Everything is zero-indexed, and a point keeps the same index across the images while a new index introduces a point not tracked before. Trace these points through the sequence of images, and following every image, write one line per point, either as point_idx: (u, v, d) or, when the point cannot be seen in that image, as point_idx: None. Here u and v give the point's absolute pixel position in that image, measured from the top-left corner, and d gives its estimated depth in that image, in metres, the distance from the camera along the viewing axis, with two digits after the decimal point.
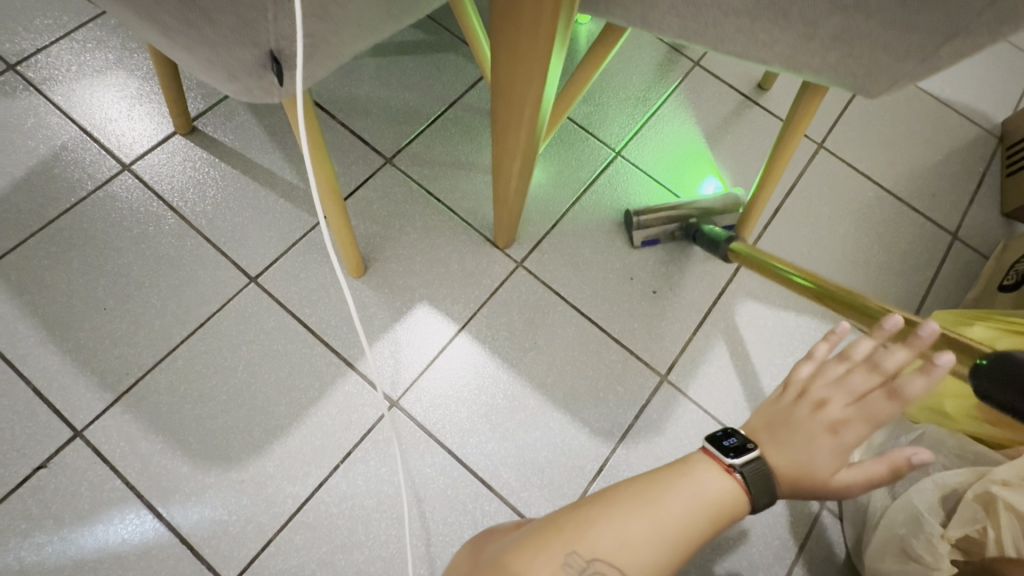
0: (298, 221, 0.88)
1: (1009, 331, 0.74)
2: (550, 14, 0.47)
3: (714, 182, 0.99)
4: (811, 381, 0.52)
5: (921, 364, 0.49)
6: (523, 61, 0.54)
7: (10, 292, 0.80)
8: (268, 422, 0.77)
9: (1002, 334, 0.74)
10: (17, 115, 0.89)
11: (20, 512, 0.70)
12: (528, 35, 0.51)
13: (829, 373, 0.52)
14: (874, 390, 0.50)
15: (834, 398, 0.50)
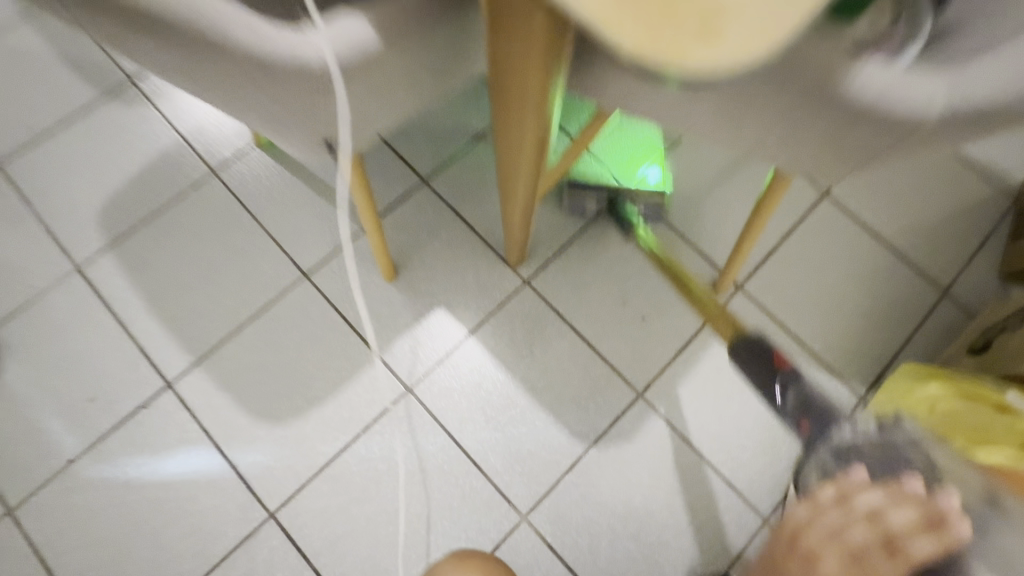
0: (346, 228, 1.05)
1: (963, 396, 0.80)
2: (537, 71, 0.56)
3: (656, 171, 1.03)
4: (802, 527, 0.46)
5: (926, 520, 0.40)
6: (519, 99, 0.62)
7: (123, 267, 1.02)
8: (309, 392, 0.96)
9: (956, 398, 0.80)
10: (134, 121, 1.10)
11: (123, 438, 0.93)
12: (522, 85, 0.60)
13: (824, 524, 0.44)
14: (871, 548, 0.40)
15: (825, 554, 0.42)
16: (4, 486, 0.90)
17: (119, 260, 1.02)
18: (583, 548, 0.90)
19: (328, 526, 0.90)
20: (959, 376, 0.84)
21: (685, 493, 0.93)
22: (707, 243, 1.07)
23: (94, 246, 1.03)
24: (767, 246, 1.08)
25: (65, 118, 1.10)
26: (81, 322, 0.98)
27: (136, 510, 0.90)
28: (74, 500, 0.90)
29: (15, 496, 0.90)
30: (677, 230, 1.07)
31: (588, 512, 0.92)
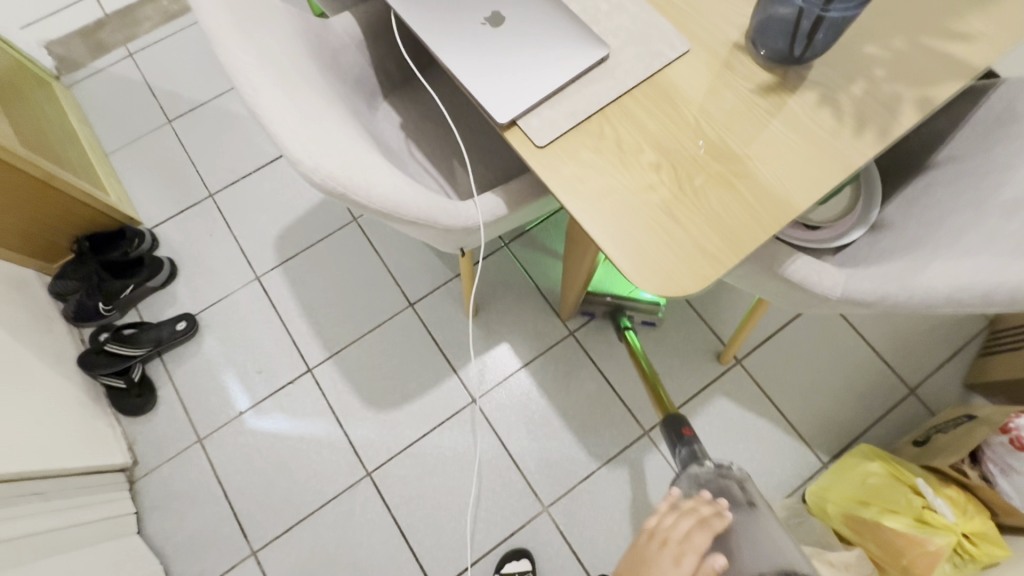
0: (444, 273, 1.42)
1: (892, 475, 1.04)
2: None
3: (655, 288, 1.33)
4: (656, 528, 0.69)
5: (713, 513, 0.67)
6: (584, 238, 0.95)
7: (287, 281, 1.43)
8: (403, 391, 1.33)
9: (886, 475, 1.04)
10: (305, 175, 1.53)
11: (276, 402, 1.33)
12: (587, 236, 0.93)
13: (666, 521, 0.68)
14: (692, 526, 0.65)
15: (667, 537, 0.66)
16: (197, 422, 1.32)
17: (284, 275, 1.44)
18: (586, 539, 1.22)
19: (405, 489, 1.26)
20: (896, 459, 1.08)
21: None
22: (717, 323, 1.36)
23: (269, 263, 1.45)
24: (766, 332, 1.36)
25: (257, 166, 1.54)
26: (255, 315, 1.40)
27: (280, 453, 1.29)
28: (240, 440, 1.31)
29: (203, 430, 1.32)
30: (694, 309, 1.37)
31: (593, 513, 1.23)
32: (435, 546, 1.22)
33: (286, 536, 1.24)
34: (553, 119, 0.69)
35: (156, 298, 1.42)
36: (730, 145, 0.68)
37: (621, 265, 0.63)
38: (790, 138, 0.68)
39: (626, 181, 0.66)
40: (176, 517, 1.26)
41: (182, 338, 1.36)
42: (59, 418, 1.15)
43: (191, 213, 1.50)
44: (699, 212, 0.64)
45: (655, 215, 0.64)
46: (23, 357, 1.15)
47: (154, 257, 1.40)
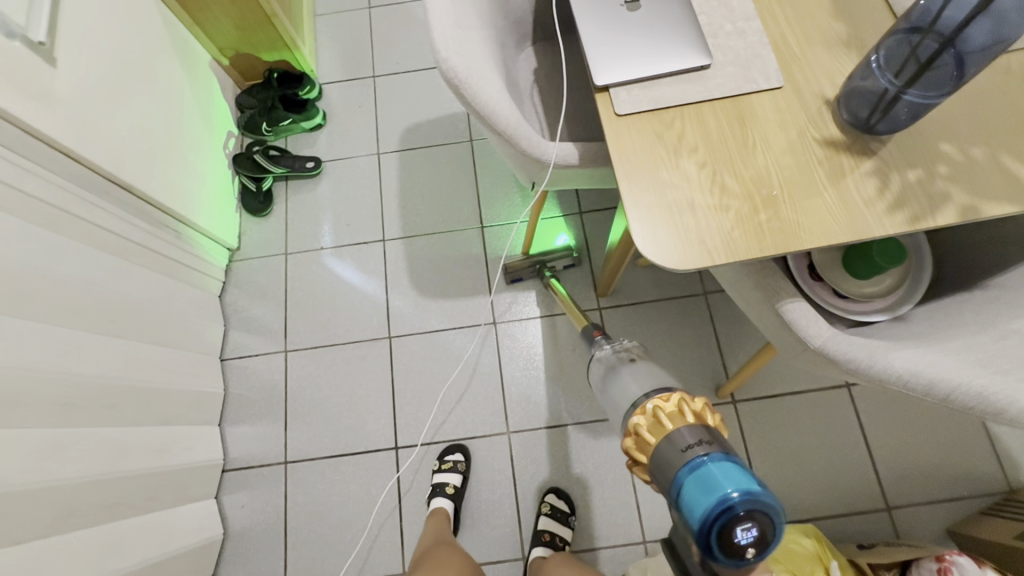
0: (519, 213, 1.61)
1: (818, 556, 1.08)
2: None
3: (562, 237, 1.56)
4: None
5: None
6: None
7: (399, 165, 1.69)
8: (443, 288, 1.55)
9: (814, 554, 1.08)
10: (450, 89, 1.77)
11: (350, 252, 1.61)
12: None
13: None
14: None
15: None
16: (289, 239, 1.63)
17: (398, 160, 1.70)
18: (529, 471, 1.38)
19: (410, 362, 1.49)
20: (828, 546, 1.12)
21: (607, 486, 1.36)
22: (730, 361, 1.44)
23: (392, 146, 1.71)
24: (772, 390, 1.40)
25: (418, 69, 1.81)
26: (364, 181, 1.68)
27: (335, 290, 1.58)
28: (312, 266, 1.61)
29: (291, 247, 1.63)
30: (716, 339, 1.46)
31: (545, 455, 1.39)
32: (412, 415, 1.44)
33: (312, 351, 1.52)
34: (637, 98, 0.82)
35: (301, 137, 1.74)
36: (781, 193, 0.77)
37: (641, 242, 0.75)
38: (833, 202, 0.76)
39: (680, 192, 0.77)
40: (246, 299, 1.59)
41: (307, 173, 1.67)
42: (206, 188, 1.50)
43: (353, 84, 1.80)
44: (730, 240, 0.75)
45: (694, 233, 0.75)
46: (201, 136, 1.50)
47: (313, 105, 1.71)
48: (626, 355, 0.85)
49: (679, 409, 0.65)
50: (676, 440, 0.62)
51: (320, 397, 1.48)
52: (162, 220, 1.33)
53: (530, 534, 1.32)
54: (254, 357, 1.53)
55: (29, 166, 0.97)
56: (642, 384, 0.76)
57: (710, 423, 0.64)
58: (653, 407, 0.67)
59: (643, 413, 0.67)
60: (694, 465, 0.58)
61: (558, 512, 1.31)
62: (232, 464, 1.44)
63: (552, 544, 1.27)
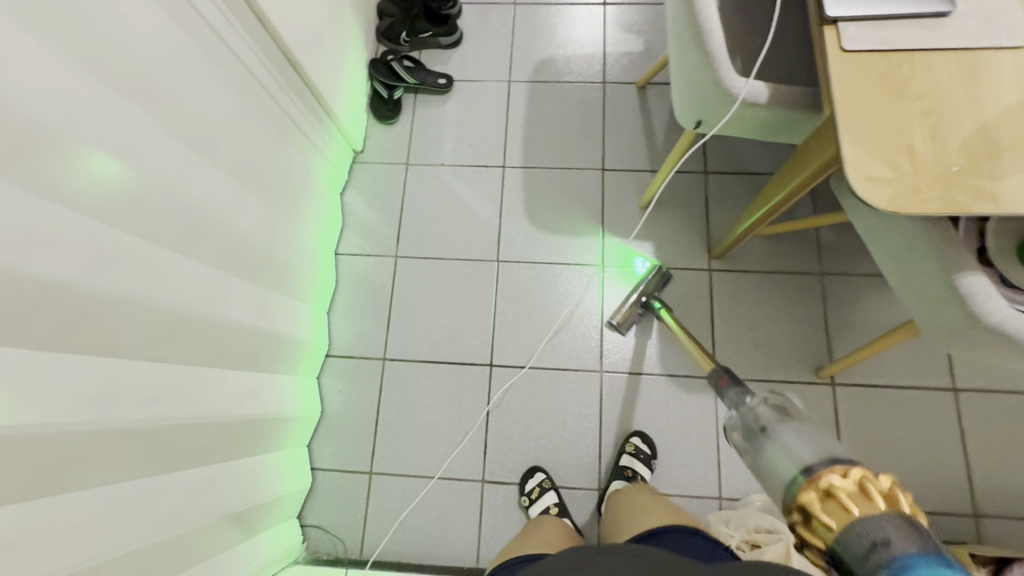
0: (642, 163, 1.59)
1: None
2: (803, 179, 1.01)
3: (643, 261, 1.52)
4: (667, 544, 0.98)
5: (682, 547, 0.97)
6: (788, 175, 1.07)
7: (528, 95, 1.68)
8: (557, 223, 1.56)
9: None
10: (589, 28, 1.74)
11: (468, 172, 1.63)
12: (793, 174, 1.04)
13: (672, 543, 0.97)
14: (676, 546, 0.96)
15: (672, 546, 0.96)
16: (411, 151, 1.66)
17: (528, 91, 1.69)
18: (615, 411, 1.42)
19: (515, 287, 1.52)
20: None
21: (690, 440, 1.39)
22: (836, 345, 1.42)
23: (523, 76, 1.70)
24: (876, 381, 1.38)
25: (560, 2, 1.78)
26: (492, 106, 1.68)
27: (449, 206, 1.60)
28: (431, 180, 1.63)
29: (412, 159, 1.65)
30: (824, 322, 1.44)
31: (634, 399, 1.42)
32: (509, 338, 1.48)
33: (421, 261, 1.57)
34: (866, 36, 0.79)
35: (435, 53, 1.75)
36: (984, 158, 0.74)
37: (850, 182, 0.75)
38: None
39: (898, 137, 0.76)
40: (364, 201, 1.64)
41: (438, 90, 1.68)
42: (349, 84, 1.53)
43: (492, 8, 1.79)
44: (918, 196, 0.74)
45: (877, 182, 0.75)
46: (350, 33, 1.53)
47: (454, 23, 1.71)
48: (774, 408, 0.85)
49: (860, 488, 0.59)
50: (870, 527, 0.55)
51: (423, 305, 1.53)
52: (314, 106, 1.37)
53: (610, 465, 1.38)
54: (365, 257, 1.59)
55: (234, 23, 1.02)
56: (803, 440, 0.74)
57: (905, 510, 0.57)
58: (827, 484, 0.62)
59: (816, 492, 0.63)
60: (895, 564, 0.51)
61: (640, 454, 1.35)
62: (334, 351, 1.52)
63: (628, 477, 1.31)
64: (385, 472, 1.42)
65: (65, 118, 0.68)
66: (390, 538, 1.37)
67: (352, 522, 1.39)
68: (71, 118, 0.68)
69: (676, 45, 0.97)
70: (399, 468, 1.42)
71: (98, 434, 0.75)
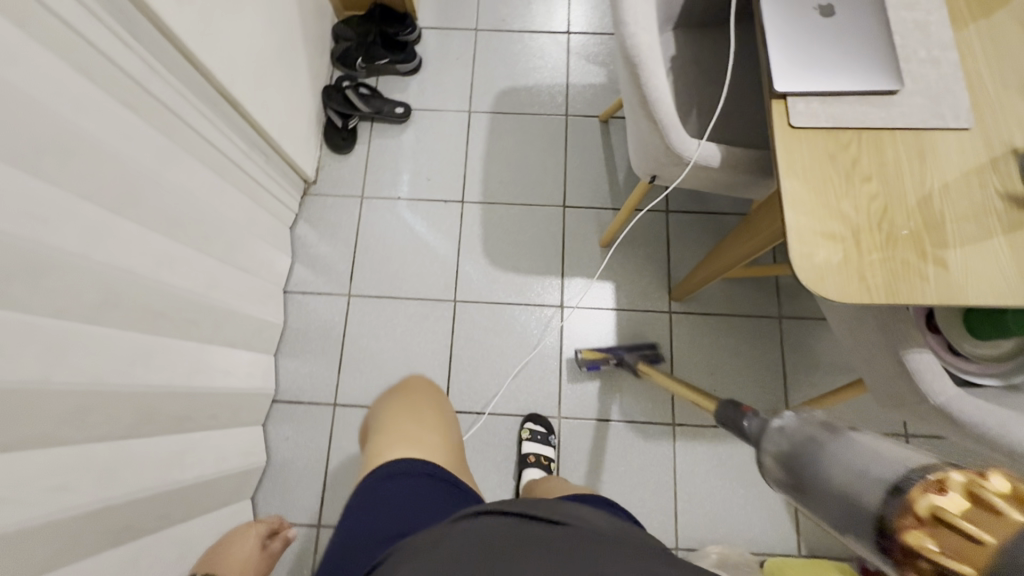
0: (604, 201, 1.56)
1: None
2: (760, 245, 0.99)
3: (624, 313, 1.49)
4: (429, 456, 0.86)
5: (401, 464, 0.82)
6: (744, 238, 1.05)
7: (489, 128, 1.63)
8: (516, 263, 1.52)
9: None
10: (552, 57, 1.70)
11: (425, 206, 1.57)
12: (751, 238, 1.02)
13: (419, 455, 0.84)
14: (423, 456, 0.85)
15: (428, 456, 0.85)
16: (366, 183, 1.59)
17: (489, 122, 1.64)
18: (573, 459, 1.38)
19: (472, 329, 1.48)
20: None
21: (648, 488, 1.36)
22: (794, 392, 1.41)
23: (484, 106, 1.65)
24: None
25: (522, 30, 1.73)
26: (450, 137, 1.63)
27: (405, 243, 1.54)
28: (387, 214, 1.57)
29: (367, 191, 1.59)
30: (783, 367, 1.43)
31: (592, 446, 1.39)
32: (466, 383, 1.44)
33: (375, 300, 1.50)
34: (815, 113, 0.77)
35: (394, 80, 1.68)
36: (926, 239, 0.73)
37: (795, 267, 0.72)
38: (982, 267, 0.72)
39: (843, 219, 0.74)
40: (316, 235, 1.56)
41: (395, 119, 1.62)
42: (296, 115, 1.46)
43: (453, 34, 1.73)
44: (854, 275, 0.72)
45: (814, 258, 0.72)
46: (298, 60, 1.46)
47: (413, 49, 1.65)
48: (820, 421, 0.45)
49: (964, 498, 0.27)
50: None
51: (377, 347, 1.47)
52: (257, 142, 1.31)
53: (518, 461, 1.37)
54: (316, 295, 1.52)
55: (156, 65, 0.96)
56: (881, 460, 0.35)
57: None
58: (928, 506, 0.28)
59: (920, 526, 0.28)
60: None
61: (538, 435, 1.36)
62: (281, 396, 1.45)
63: (541, 464, 1.31)
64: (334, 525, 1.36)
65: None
66: None
67: None
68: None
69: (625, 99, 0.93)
70: None
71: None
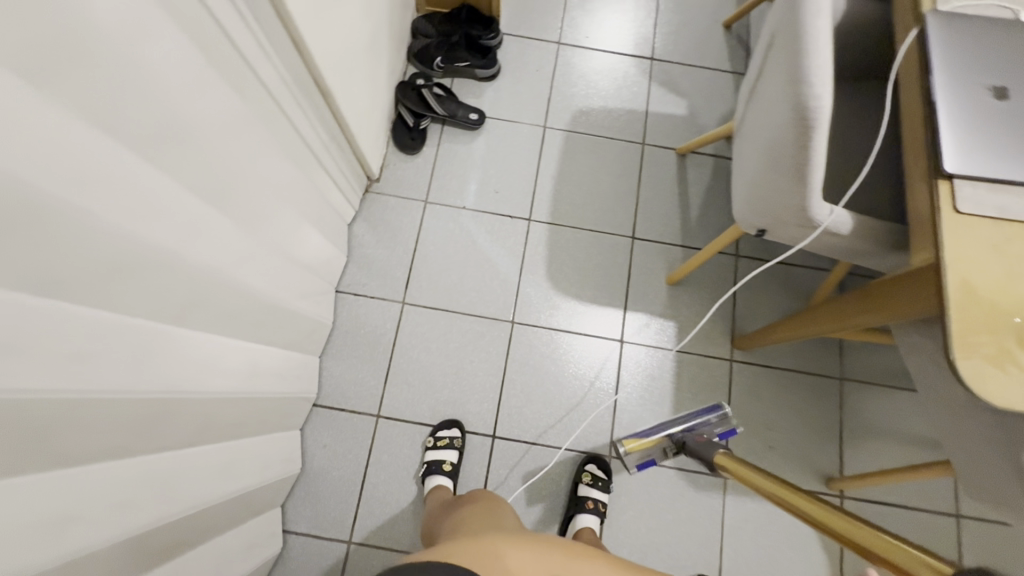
0: (673, 237, 1.52)
1: None
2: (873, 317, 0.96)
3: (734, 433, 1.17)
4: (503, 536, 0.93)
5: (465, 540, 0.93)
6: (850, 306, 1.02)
7: (563, 146, 1.58)
8: (578, 290, 1.47)
9: None
10: (633, 82, 1.65)
11: (490, 220, 1.51)
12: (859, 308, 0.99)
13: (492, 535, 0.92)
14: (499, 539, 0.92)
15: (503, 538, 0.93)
16: (431, 187, 1.53)
17: (563, 141, 1.59)
18: (619, 502, 1.34)
19: (527, 354, 1.42)
20: None
21: (694, 540, 1.32)
22: (849, 457, 1.38)
23: (560, 123, 1.60)
24: (883, 498, 1.36)
25: (605, 49, 1.68)
26: (522, 151, 1.57)
27: (466, 255, 1.48)
28: (450, 222, 1.51)
29: (431, 197, 1.52)
30: (839, 431, 1.40)
31: (640, 490, 1.35)
32: (516, 409, 1.39)
33: (430, 311, 1.45)
34: (981, 199, 0.73)
35: (469, 84, 1.62)
36: None
37: (952, 359, 0.68)
38: None
39: (1004, 315, 0.70)
40: (373, 236, 1.50)
41: (468, 125, 1.56)
42: (372, 111, 1.39)
43: (534, 44, 1.67)
44: (967, 351, 0.68)
45: (948, 339, 0.69)
46: (381, 53, 1.39)
47: (493, 55, 1.59)
48: None
49: None
50: None
51: (427, 360, 1.41)
52: (333, 135, 1.24)
53: (569, 502, 1.31)
54: (369, 299, 1.45)
55: (264, 48, 0.89)
56: None
57: None
58: None
59: None
60: None
61: (598, 481, 1.31)
62: (323, 401, 1.38)
63: (598, 511, 1.27)
64: (367, 543, 1.31)
65: (60, 194, 0.53)
66: None
67: None
68: (69, 193, 0.54)
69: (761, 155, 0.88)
70: (382, 540, 1.31)
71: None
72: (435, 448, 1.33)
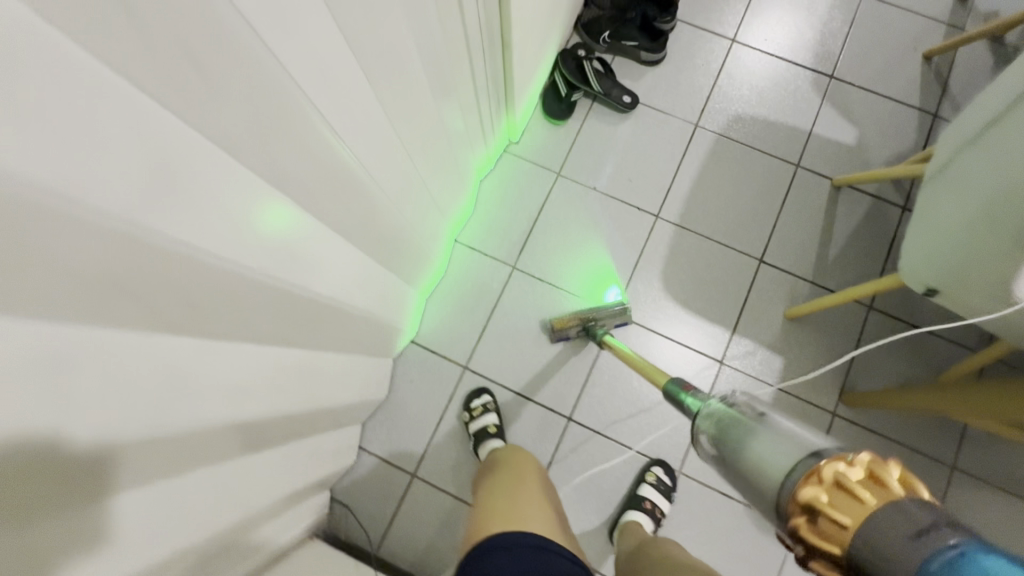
0: (804, 271, 1.43)
1: None
2: None
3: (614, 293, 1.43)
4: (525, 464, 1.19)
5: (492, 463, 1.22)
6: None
7: (712, 149, 1.51)
8: (689, 300, 1.43)
9: None
10: (804, 97, 1.53)
11: (617, 208, 1.48)
12: None
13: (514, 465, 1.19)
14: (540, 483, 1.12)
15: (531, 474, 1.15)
16: (567, 161, 1.52)
17: (712, 144, 1.51)
18: (678, 518, 1.32)
19: None
20: None
21: None
22: None
23: (714, 125, 1.52)
24: None
25: (783, 57, 1.56)
26: (666, 145, 1.51)
27: (584, 237, 1.47)
28: (577, 200, 1.49)
29: (564, 171, 1.51)
30: None
31: (702, 513, 1.33)
32: (598, 399, 1.39)
33: (538, 282, 1.46)
34: None
35: (630, 64, 1.57)
36: None
37: None
38: None
39: None
40: (499, 196, 1.51)
41: (620, 107, 1.51)
42: (533, 74, 1.38)
43: (707, 35, 1.58)
44: None
45: None
46: (558, 17, 1.36)
47: (664, 40, 1.52)
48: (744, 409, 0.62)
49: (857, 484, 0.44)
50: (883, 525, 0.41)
51: (523, 328, 1.43)
52: (496, 90, 1.25)
53: (627, 500, 1.32)
54: (481, 254, 1.48)
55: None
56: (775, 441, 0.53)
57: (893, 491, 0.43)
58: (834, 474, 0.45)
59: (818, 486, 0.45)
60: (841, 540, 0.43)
61: (661, 486, 1.31)
62: (419, 340, 1.44)
63: (653, 513, 1.27)
64: (429, 481, 1.38)
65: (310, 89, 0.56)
66: (413, 548, 1.34)
67: (379, 515, 1.36)
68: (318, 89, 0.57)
69: (982, 204, 0.81)
70: (443, 482, 1.38)
71: (212, 435, 0.66)
72: (472, 418, 1.36)
